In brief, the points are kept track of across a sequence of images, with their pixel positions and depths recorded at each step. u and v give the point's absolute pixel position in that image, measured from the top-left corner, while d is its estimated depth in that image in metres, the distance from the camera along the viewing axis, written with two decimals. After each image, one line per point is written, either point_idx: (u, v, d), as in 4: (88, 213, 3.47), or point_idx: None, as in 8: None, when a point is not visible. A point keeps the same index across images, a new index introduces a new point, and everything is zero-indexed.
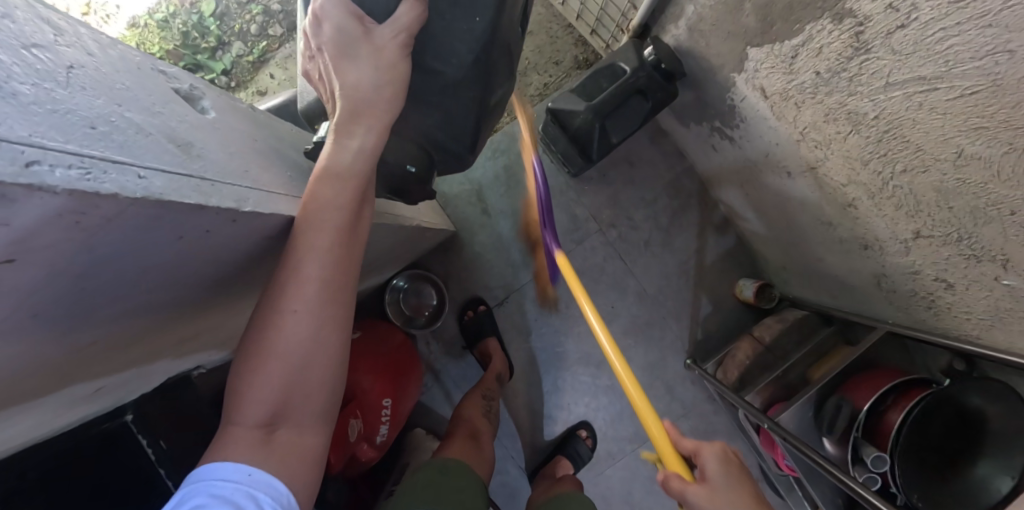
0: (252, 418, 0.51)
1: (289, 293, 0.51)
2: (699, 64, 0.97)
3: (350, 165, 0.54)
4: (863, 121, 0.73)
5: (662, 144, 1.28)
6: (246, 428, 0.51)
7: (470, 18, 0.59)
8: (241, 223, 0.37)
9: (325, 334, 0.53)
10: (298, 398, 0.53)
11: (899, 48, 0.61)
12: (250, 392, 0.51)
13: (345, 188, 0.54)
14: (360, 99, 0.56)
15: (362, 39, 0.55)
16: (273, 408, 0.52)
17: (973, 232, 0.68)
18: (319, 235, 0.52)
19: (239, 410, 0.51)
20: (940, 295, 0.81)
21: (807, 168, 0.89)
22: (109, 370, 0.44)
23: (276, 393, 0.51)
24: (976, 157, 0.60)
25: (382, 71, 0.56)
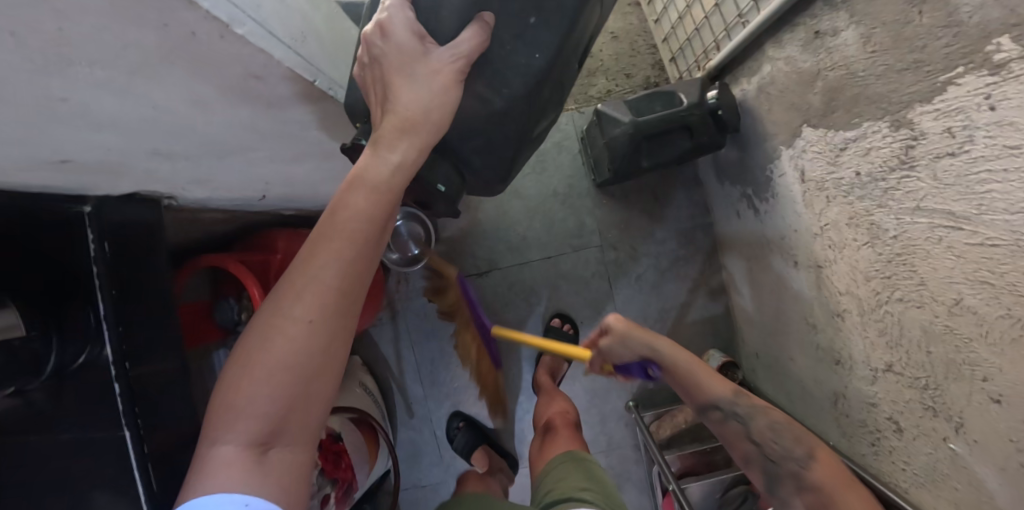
0: (242, 439, 0.46)
1: (302, 302, 0.48)
2: (755, 126, 0.95)
3: (388, 180, 0.52)
4: (880, 237, 0.71)
5: (692, 193, 1.26)
6: (236, 452, 0.46)
7: (529, 52, 0.57)
8: (236, 50, 0.36)
9: (333, 347, 0.49)
10: (295, 415, 0.48)
11: (941, 176, 0.59)
12: (243, 410, 0.46)
13: (380, 198, 0.51)
14: (411, 124, 0.52)
15: (420, 59, 0.52)
16: (269, 427, 0.47)
17: (940, 385, 0.66)
18: (343, 244, 0.49)
19: (228, 429, 0.46)
20: (887, 436, 0.79)
21: (814, 264, 0.88)
22: (81, 152, 0.45)
23: (275, 410, 0.47)
24: (971, 311, 0.59)
25: (436, 95, 0.53)
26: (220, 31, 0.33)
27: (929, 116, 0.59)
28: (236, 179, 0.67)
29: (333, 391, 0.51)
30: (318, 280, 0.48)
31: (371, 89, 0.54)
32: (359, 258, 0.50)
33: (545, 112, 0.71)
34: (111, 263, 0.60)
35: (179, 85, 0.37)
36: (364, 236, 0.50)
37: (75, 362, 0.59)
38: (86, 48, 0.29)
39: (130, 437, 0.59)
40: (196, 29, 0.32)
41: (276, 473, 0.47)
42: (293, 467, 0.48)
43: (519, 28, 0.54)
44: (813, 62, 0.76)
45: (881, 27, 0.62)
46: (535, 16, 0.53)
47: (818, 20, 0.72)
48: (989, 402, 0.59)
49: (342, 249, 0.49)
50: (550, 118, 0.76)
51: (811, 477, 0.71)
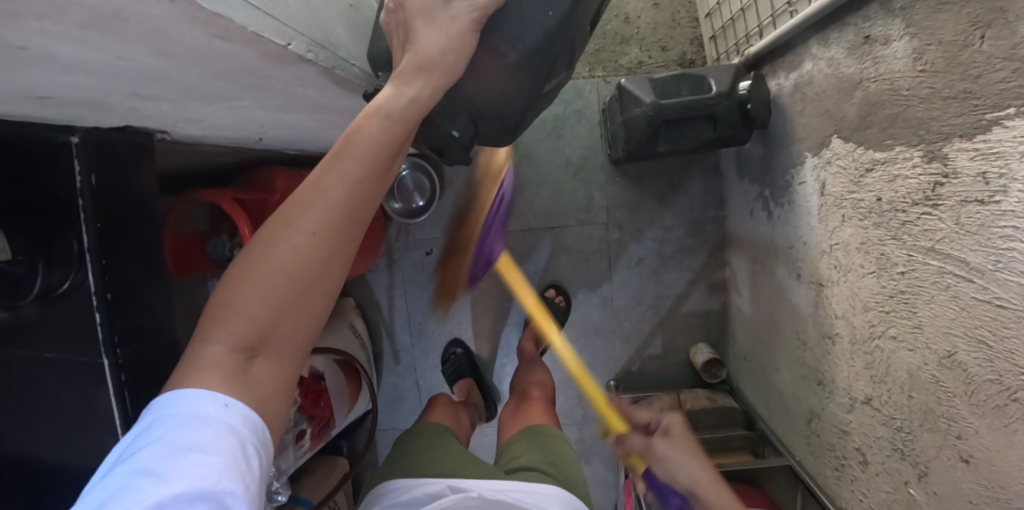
0: (231, 339, 0.42)
1: (307, 214, 0.43)
2: (785, 126, 0.88)
3: (403, 111, 0.47)
4: (888, 270, 0.67)
5: (710, 184, 1.20)
6: (226, 350, 0.42)
7: (544, 9, 0.53)
8: (193, 11, 0.31)
9: (334, 266, 0.45)
10: (286, 328, 0.43)
11: (963, 222, 0.55)
12: (236, 311, 0.42)
13: (394, 128, 0.46)
14: (429, 65, 0.49)
15: (439, 4, 0.49)
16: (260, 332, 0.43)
17: (913, 431, 0.65)
18: (354, 164, 0.44)
19: (218, 328, 0.42)
20: (851, 465, 0.79)
21: (816, 281, 0.84)
22: (64, 92, 0.43)
23: (268, 317, 0.42)
24: (961, 367, 0.57)
25: (453, 43, 0.49)
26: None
27: (966, 154, 0.53)
28: (228, 122, 0.63)
29: (327, 313, 0.46)
30: (325, 194, 0.44)
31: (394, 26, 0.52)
32: (370, 181, 0.45)
33: (557, 71, 0.67)
34: (99, 197, 0.59)
35: (142, 39, 0.34)
36: (376, 160, 0.45)
37: (60, 287, 0.58)
38: (29, 8, 0.26)
39: (107, 365, 0.63)
40: None
41: (260, 382, 0.43)
42: (279, 378, 0.44)
43: None
44: (857, 69, 0.69)
45: (936, 45, 0.55)
46: None
47: (872, 24, 0.65)
48: (957, 459, 0.58)
49: (352, 168, 0.44)
50: (559, 79, 0.71)
51: None
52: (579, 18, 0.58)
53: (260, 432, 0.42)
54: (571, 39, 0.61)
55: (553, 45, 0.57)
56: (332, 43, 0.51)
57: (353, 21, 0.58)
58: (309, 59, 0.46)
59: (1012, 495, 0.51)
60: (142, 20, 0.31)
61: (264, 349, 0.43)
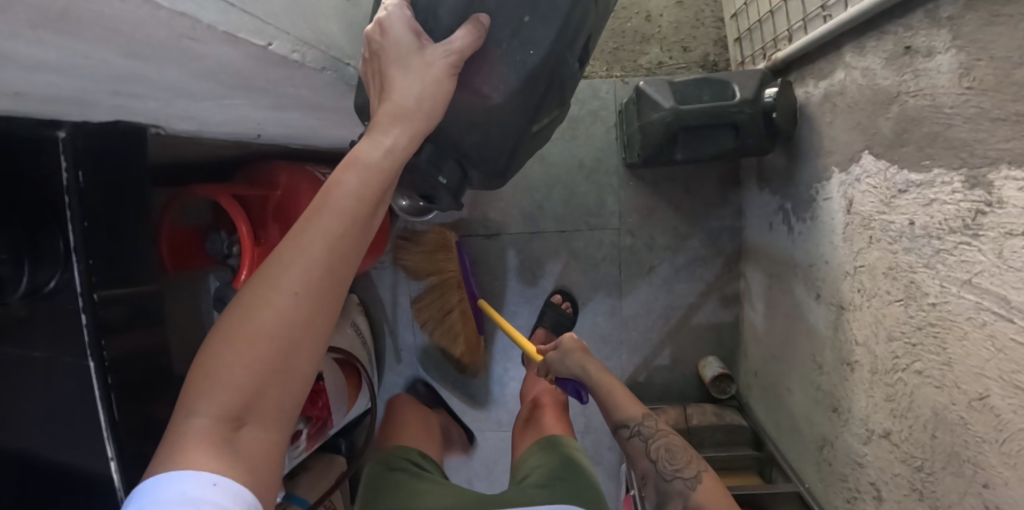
0: (215, 410, 0.39)
1: (288, 272, 0.41)
2: (811, 138, 0.83)
3: (382, 160, 0.45)
4: (917, 300, 0.62)
5: (728, 193, 1.15)
6: (210, 423, 0.39)
7: (524, 49, 0.49)
8: (150, 13, 0.28)
9: (320, 324, 0.43)
10: (272, 394, 0.41)
11: (1005, 255, 0.50)
12: (220, 380, 0.39)
13: (374, 179, 0.45)
14: (406, 114, 0.47)
15: (414, 52, 0.46)
16: (247, 399, 0.40)
17: (934, 473, 0.61)
18: (333, 219, 0.42)
19: (202, 399, 0.39)
20: (864, 498, 0.75)
21: (837, 304, 0.79)
22: (39, 89, 0.40)
23: (254, 382, 0.40)
24: (993, 411, 0.52)
25: (428, 94, 0.47)
26: None
27: (1012, 183, 0.48)
28: (223, 119, 0.61)
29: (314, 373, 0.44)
30: (305, 251, 0.41)
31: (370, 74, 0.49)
32: (350, 235, 0.43)
33: (545, 111, 0.62)
34: (86, 194, 0.58)
35: (107, 39, 0.31)
36: (358, 212, 0.44)
37: (47, 285, 0.58)
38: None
39: (95, 367, 0.60)
40: None
41: (249, 454, 0.40)
42: (268, 450, 0.41)
43: (513, 26, 0.48)
44: (894, 81, 0.64)
45: (987, 61, 0.50)
46: (529, 13, 0.47)
47: (913, 33, 0.60)
48: (982, 509, 0.54)
49: (331, 224, 0.42)
50: (554, 115, 0.68)
51: (694, 496, 0.68)
52: (567, 51, 0.53)
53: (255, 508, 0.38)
54: (560, 76, 0.56)
55: (536, 84, 0.53)
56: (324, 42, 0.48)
57: (351, 17, 0.55)
58: (293, 59, 0.43)
59: None
60: (98, 20, 0.28)
61: (251, 419, 0.40)
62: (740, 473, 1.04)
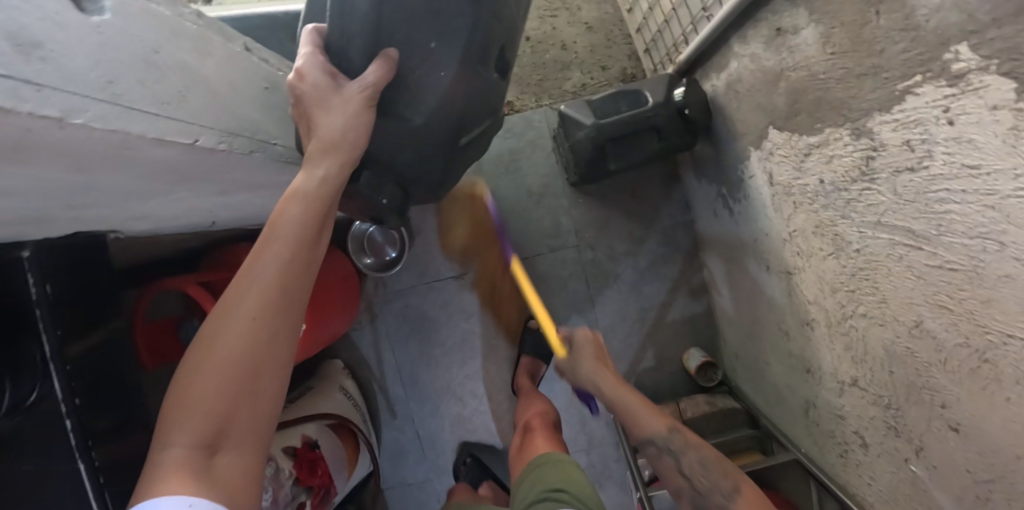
0: (189, 438, 0.41)
1: (244, 300, 0.45)
2: (725, 125, 0.90)
3: (320, 188, 0.50)
4: (844, 249, 0.67)
5: (671, 190, 1.22)
6: (187, 451, 0.41)
7: (436, 71, 0.55)
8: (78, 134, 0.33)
9: (280, 345, 0.46)
10: (243, 415, 0.43)
11: (901, 191, 0.55)
12: (192, 408, 0.42)
13: (314, 206, 0.49)
14: (335, 145, 0.52)
15: (330, 93, 0.50)
16: (218, 425, 0.42)
17: (901, 406, 0.64)
18: (281, 245, 0.47)
19: (175, 431, 0.42)
20: (853, 449, 0.77)
21: (785, 271, 0.84)
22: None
23: (224, 406, 0.42)
24: (930, 335, 0.56)
25: (350, 125, 0.51)
26: (58, 125, 0.30)
27: (888, 125, 0.54)
28: (176, 213, 0.64)
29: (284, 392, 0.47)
30: (258, 280, 0.45)
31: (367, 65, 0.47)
32: (298, 257, 0.47)
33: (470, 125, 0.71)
34: (56, 305, 0.59)
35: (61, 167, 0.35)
36: (302, 238, 0.48)
37: (30, 397, 0.57)
38: None
39: (86, 469, 0.60)
40: (33, 127, 0.29)
41: (227, 475, 0.42)
42: (245, 470, 0.43)
43: (421, 54, 0.52)
44: (777, 61, 0.71)
45: (840, 27, 0.58)
46: (434, 40, 0.52)
47: (780, 16, 0.68)
48: (947, 429, 0.57)
49: (278, 249, 0.46)
50: (484, 125, 0.75)
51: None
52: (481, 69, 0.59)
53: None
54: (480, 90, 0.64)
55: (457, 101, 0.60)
56: (242, 131, 0.53)
57: (268, 100, 0.61)
58: (223, 148, 0.49)
59: (1005, 459, 0.50)
60: (46, 152, 0.32)
61: (224, 443, 0.43)
62: (744, 454, 1.03)
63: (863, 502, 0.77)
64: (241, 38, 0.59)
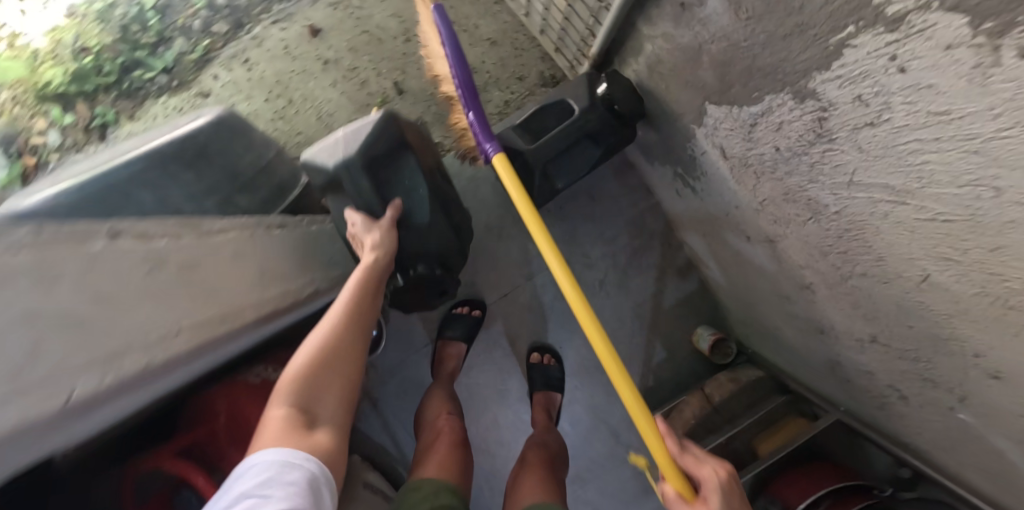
0: (299, 397, 0.61)
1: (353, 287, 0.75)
2: (661, 109, 0.85)
3: (378, 242, 0.79)
4: (823, 212, 0.61)
5: (628, 180, 1.18)
6: (292, 410, 0.60)
7: (416, 188, 0.87)
8: None
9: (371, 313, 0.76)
10: (339, 376, 0.66)
11: (866, 147, 0.48)
12: (309, 372, 0.64)
13: (383, 240, 0.80)
14: (382, 231, 0.81)
15: (369, 225, 0.81)
16: (324, 382, 0.64)
17: (931, 359, 0.59)
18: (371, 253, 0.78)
19: (289, 393, 0.61)
20: (892, 400, 0.73)
21: (766, 240, 0.78)
22: None
23: (337, 360, 0.67)
24: (941, 286, 0.50)
25: (386, 236, 0.80)
26: None
27: (832, 84, 0.48)
28: (110, 420, 0.55)
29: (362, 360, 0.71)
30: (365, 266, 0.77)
31: (339, 141, 0.82)
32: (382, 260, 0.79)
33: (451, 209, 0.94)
34: None
35: None
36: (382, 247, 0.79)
37: None
38: None
39: None
40: None
41: (314, 441, 0.57)
42: (324, 439, 0.59)
43: (406, 191, 0.87)
44: (692, 36, 0.66)
45: None
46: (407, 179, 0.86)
47: None
48: (988, 378, 0.51)
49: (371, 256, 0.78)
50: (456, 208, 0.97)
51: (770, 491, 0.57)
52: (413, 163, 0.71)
53: (308, 482, 0.53)
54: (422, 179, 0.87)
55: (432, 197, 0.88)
56: (126, 343, 0.45)
57: (156, 285, 0.50)
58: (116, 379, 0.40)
59: None
60: None
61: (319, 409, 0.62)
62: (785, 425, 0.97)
63: (921, 453, 0.73)
64: (105, 221, 0.46)
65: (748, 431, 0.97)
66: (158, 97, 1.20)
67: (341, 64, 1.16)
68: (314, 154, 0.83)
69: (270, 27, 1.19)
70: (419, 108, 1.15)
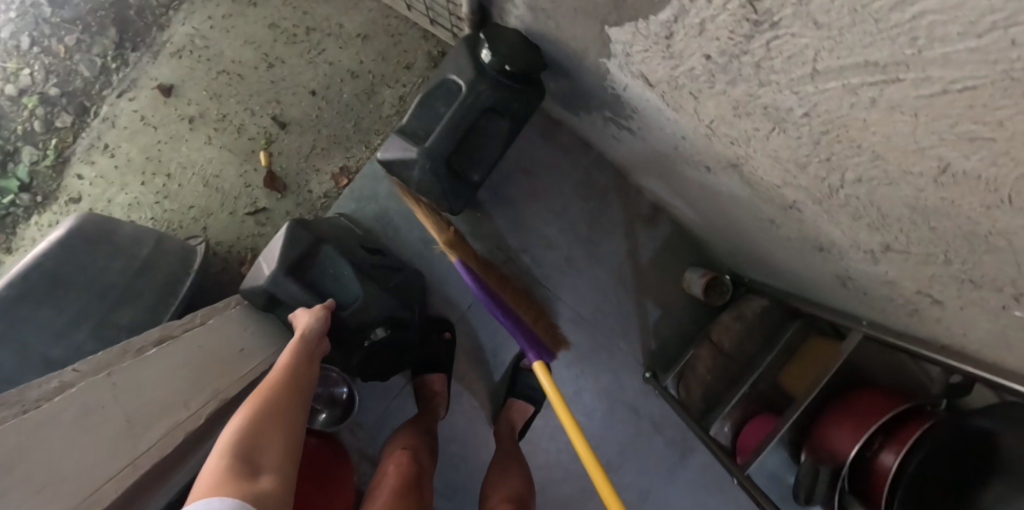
0: (242, 448, 0.47)
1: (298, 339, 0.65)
2: (560, 52, 0.69)
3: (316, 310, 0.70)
4: (787, 119, 0.47)
5: (557, 141, 1.00)
6: (234, 460, 0.46)
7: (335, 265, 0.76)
8: None
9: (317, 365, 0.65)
10: (291, 423, 0.54)
11: (824, 21, 0.34)
12: (257, 420, 0.51)
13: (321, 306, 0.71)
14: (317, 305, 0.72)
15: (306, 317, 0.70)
16: (274, 431, 0.51)
17: (967, 259, 0.46)
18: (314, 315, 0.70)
19: (231, 445, 0.47)
20: (924, 306, 0.58)
21: (728, 164, 0.63)
22: None
23: (287, 409, 0.55)
24: (970, 175, 0.36)
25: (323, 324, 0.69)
26: None
27: None
28: None
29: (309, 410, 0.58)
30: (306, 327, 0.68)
31: (260, 259, 0.75)
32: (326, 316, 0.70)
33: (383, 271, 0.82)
34: None
35: None
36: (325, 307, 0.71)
37: None
38: None
39: None
40: None
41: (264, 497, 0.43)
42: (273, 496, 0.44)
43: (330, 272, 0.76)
44: None
45: None
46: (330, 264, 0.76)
47: None
48: None
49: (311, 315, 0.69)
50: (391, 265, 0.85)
51: None
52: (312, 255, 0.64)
53: None
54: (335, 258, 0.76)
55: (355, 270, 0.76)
56: None
57: None
58: None
59: None
60: None
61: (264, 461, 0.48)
62: (808, 355, 0.81)
63: (975, 356, 0.58)
64: None
65: (768, 370, 0.84)
66: (29, 218, 0.99)
67: (209, 117, 1.00)
68: (248, 288, 0.76)
69: (118, 100, 1.01)
70: (308, 136, 1.00)
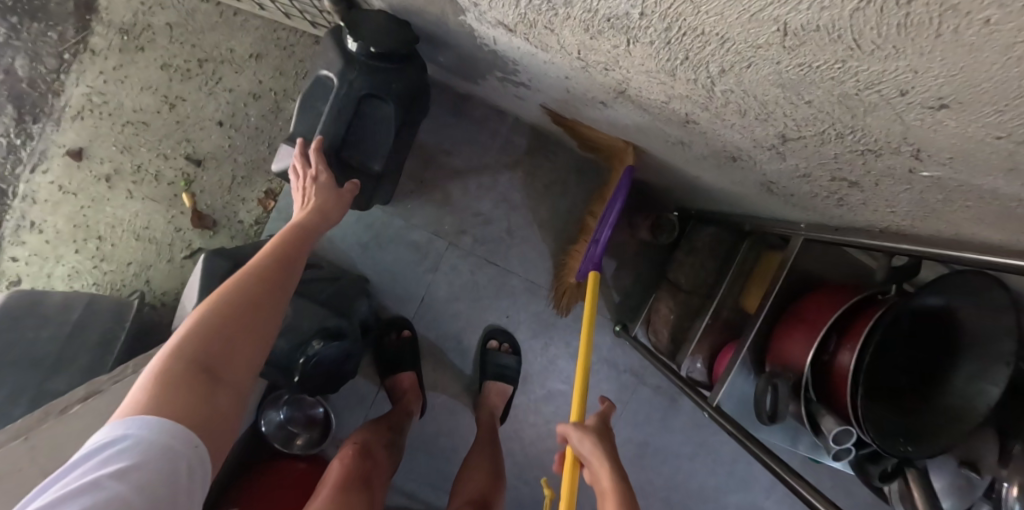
0: (201, 347, 0.41)
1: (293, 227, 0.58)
2: (426, 21, 0.66)
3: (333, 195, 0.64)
4: (632, 25, 0.43)
5: (474, 116, 0.99)
6: (192, 364, 0.40)
7: None
8: None
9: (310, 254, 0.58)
10: (267, 323, 0.47)
11: None
12: (227, 312, 0.44)
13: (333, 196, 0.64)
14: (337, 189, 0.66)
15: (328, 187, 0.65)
16: (247, 330, 0.44)
17: (854, 125, 0.40)
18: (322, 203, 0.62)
19: (189, 340, 0.41)
20: (847, 192, 0.53)
21: (616, 93, 0.60)
22: None
23: (267, 305, 0.47)
24: (813, 29, 0.30)
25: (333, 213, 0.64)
26: None
27: None
28: None
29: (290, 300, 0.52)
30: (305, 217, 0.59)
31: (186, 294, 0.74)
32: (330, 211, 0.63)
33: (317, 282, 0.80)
34: None
35: None
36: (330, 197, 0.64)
37: None
38: None
39: None
40: None
41: (213, 420, 0.39)
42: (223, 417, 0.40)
43: None
44: None
45: None
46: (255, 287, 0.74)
47: None
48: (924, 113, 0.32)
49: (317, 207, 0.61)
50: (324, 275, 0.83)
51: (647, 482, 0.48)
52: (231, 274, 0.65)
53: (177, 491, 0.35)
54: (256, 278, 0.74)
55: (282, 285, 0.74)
56: None
57: None
58: None
59: None
60: None
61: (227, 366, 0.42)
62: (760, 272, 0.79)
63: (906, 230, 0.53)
64: None
65: (727, 296, 0.83)
66: None
67: (124, 172, 0.98)
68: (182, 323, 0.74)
69: (32, 176, 0.98)
70: (226, 168, 0.99)
